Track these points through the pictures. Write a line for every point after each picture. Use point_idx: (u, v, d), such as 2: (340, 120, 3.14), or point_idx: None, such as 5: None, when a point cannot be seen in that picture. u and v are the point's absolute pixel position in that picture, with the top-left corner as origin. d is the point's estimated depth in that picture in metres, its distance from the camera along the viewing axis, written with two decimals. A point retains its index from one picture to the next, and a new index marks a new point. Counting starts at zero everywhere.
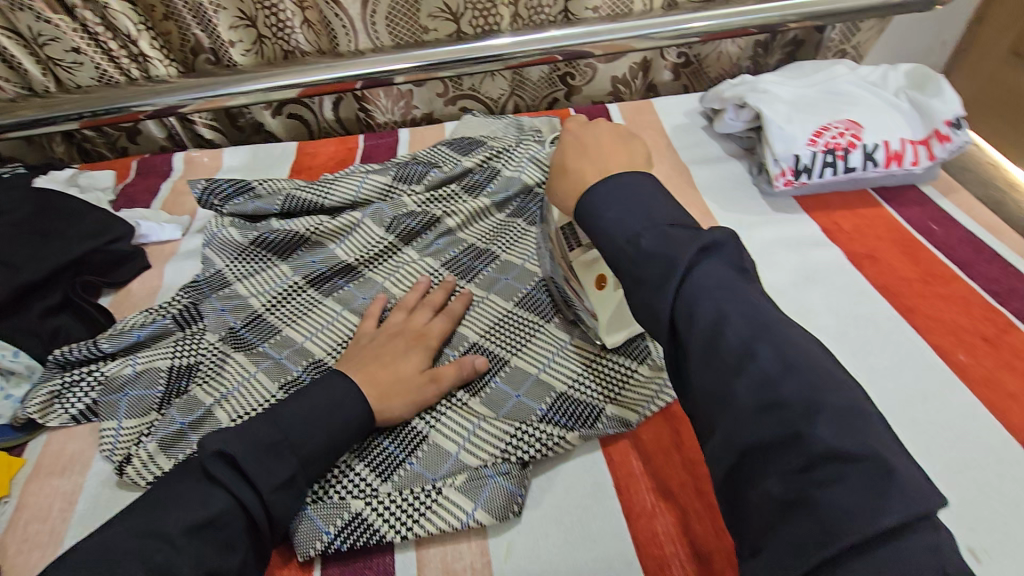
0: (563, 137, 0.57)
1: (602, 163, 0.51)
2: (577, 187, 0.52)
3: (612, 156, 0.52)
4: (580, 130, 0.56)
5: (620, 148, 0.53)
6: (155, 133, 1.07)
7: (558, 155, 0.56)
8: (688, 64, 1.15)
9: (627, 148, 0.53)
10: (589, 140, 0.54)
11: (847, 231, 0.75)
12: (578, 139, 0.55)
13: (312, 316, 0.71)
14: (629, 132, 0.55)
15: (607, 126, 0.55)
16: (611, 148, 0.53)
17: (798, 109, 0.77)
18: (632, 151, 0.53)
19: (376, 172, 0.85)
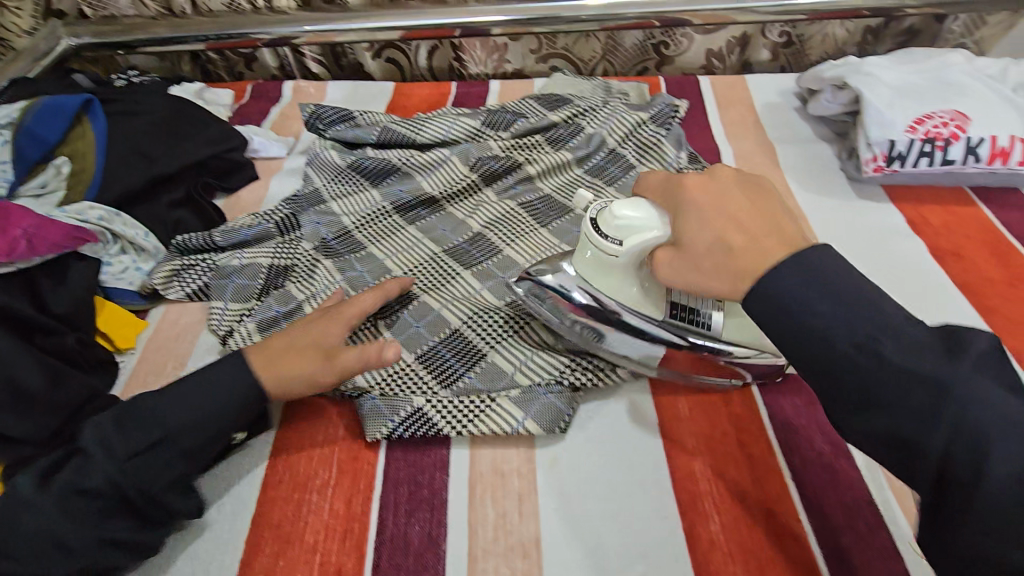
0: (694, 208, 0.48)
1: (769, 239, 0.43)
2: (744, 274, 0.42)
3: (758, 229, 0.44)
4: (700, 200, 0.48)
5: (778, 221, 0.45)
6: (269, 62, 1.16)
7: (692, 237, 0.47)
8: (789, 44, 1.11)
9: (773, 217, 0.45)
10: (734, 210, 0.46)
11: (933, 226, 0.73)
12: (716, 215, 0.47)
13: (396, 238, 0.77)
14: (753, 185, 0.49)
15: (731, 180, 0.49)
16: (755, 216, 0.45)
17: (903, 95, 0.75)
18: (787, 218, 0.46)
19: (467, 116, 0.90)
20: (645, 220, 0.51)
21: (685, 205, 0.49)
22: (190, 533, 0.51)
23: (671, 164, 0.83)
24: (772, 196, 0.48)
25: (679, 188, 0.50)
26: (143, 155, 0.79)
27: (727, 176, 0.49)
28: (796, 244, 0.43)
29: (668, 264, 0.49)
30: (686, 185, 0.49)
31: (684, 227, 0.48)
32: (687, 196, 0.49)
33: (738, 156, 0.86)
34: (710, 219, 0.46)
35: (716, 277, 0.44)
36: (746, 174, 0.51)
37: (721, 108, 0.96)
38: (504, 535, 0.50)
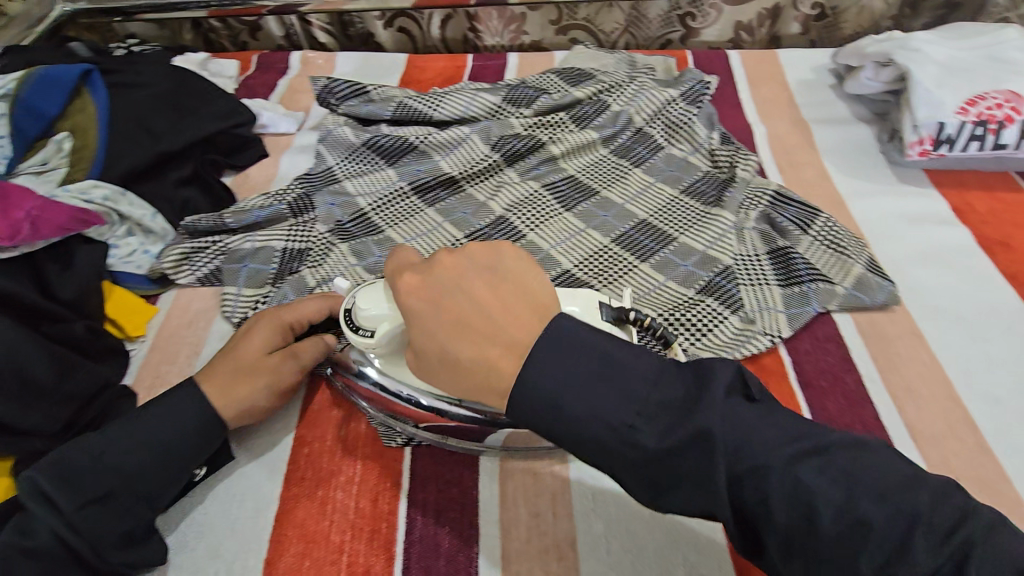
0: (412, 316, 0.39)
1: (494, 347, 0.36)
2: (470, 390, 0.37)
3: (491, 327, 0.37)
4: (423, 295, 0.39)
5: (510, 311, 0.37)
6: (274, 31, 1.10)
7: (423, 341, 0.38)
8: (822, 17, 1.06)
9: (514, 297, 0.38)
10: (462, 309, 0.37)
11: (980, 214, 0.69)
12: (443, 315, 0.38)
13: (414, 221, 0.74)
14: (497, 269, 0.40)
15: (459, 267, 0.40)
16: (490, 301, 0.38)
17: (953, 73, 0.71)
18: (526, 301, 0.38)
19: (486, 91, 0.85)
20: (376, 307, 0.47)
21: (408, 302, 0.39)
22: (208, 531, 0.49)
23: (702, 146, 0.79)
24: (517, 284, 0.39)
25: (399, 281, 0.40)
26: (147, 130, 0.75)
27: (456, 254, 0.40)
28: (520, 353, 0.36)
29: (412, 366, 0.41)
30: (401, 284, 0.40)
31: (414, 335, 0.39)
32: (405, 301, 0.39)
33: (771, 137, 0.82)
34: (437, 327, 0.37)
35: (457, 388, 0.38)
36: (479, 251, 0.41)
37: (752, 85, 0.91)
38: (540, 536, 0.48)
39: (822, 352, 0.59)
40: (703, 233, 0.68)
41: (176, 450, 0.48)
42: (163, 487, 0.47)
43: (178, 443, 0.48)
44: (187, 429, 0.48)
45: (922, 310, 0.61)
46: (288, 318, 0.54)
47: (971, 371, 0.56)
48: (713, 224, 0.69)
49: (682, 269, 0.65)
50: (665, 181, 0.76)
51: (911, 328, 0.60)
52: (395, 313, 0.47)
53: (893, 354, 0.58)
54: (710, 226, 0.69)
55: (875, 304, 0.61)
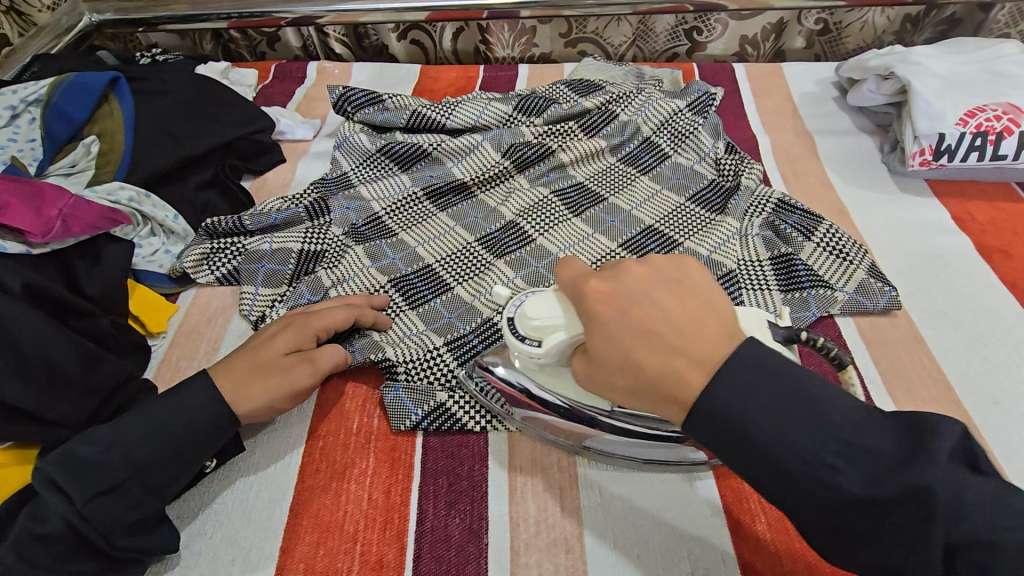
0: (598, 321, 0.41)
1: (681, 358, 0.38)
2: (655, 400, 0.39)
3: (680, 340, 0.38)
4: (617, 304, 0.40)
5: (703, 328, 0.38)
6: (292, 41, 1.14)
7: (609, 349, 0.40)
8: (825, 32, 1.08)
9: (706, 315, 0.39)
10: (652, 321, 0.39)
11: (981, 223, 0.71)
12: (634, 325, 0.39)
13: (427, 225, 0.76)
14: (683, 283, 0.41)
15: (648, 279, 0.41)
16: (689, 318, 0.39)
17: (953, 85, 0.73)
18: (716, 319, 0.39)
19: (498, 100, 0.87)
20: (552, 314, 0.46)
21: (600, 311, 0.40)
22: (225, 518, 0.51)
23: (708, 155, 0.81)
24: (706, 302, 0.40)
25: (584, 286, 0.42)
26: (171, 135, 0.78)
27: (642, 265, 0.42)
28: (709, 367, 0.37)
29: (583, 372, 0.43)
30: (589, 290, 0.41)
31: (594, 340, 0.41)
32: (590, 306, 0.41)
33: (774, 147, 0.84)
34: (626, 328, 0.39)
35: (637, 398, 0.40)
36: (663, 263, 0.42)
37: (757, 97, 0.93)
38: (547, 529, 0.49)
39: (824, 355, 0.60)
40: (708, 237, 0.70)
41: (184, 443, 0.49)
42: (169, 480, 0.48)
43: (186, 435, 0.49)
44: (199, 421, 0.50)
45: (922, 315, 0.62)
46: (313, 323, 0.57)
47: (969, 374, 0.57)
48: (718, 230, 0.71)
49: None
50: (671, 189, 0.78)
51: (912, 332, 0.61)
52: (570, 323, 0.45)
53: (893, 358, 0.59)
54: (715, 231, 0.71)
55: (877, 308, 0.62)
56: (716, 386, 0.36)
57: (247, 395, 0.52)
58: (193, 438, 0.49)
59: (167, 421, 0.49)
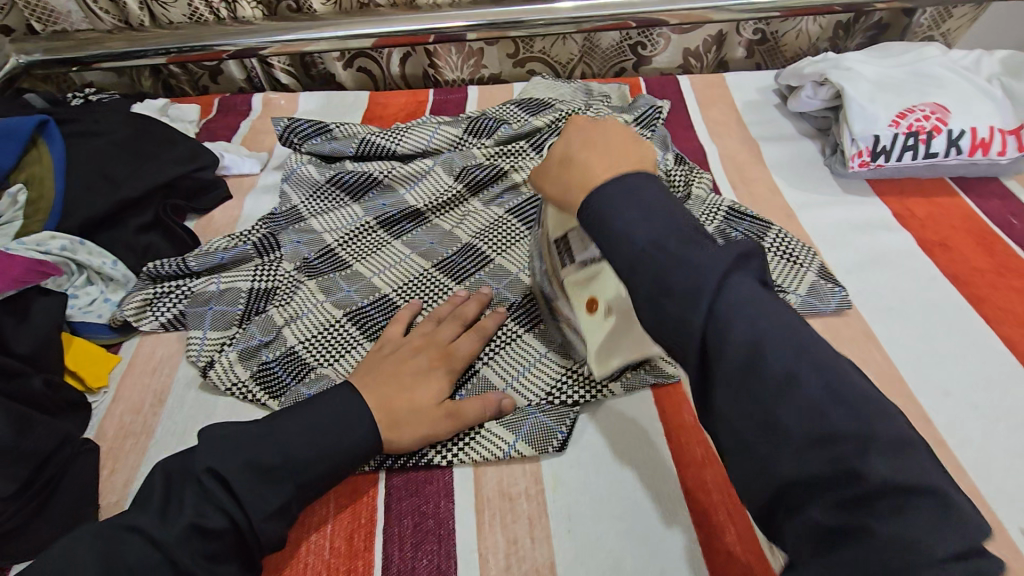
0: (564, 136, 0.52)
1: (603, 162, 0.47)
2: (568, 185, 0.48)
3: (609, 154, 0.47)
4: (583, 128, 0.52)
5: (626, 150, 0.48)
6: (235, 74, 1.12)
7: (560, 150, 0.51)
8: (764, 41, 1.12)
9: (634, 153, 0.48)
10: (597, 139, 0.49)
11: (919, 219, 0.74)
12: (584, 137, 0.50)
13: (382, 254, 0.74)
14: (639, 139, 0.50)
15: (619, 129, 0.51)
16: (620, 143, 0.49)
17: (884, 89, 0.76)
18: (642, 157, 0.48)
19: (447, 124, 0.87)
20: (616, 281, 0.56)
21: (565, 132, 0.53)
22: None
23: (659, 168, 0.82)
24: (642, 150, 0.49)
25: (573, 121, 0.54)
26: (106, 178, 0.74)
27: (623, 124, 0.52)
28: (618, 168, 0.46)
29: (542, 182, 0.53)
30: (574, 121, 0.54)
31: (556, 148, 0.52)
32: (569, 127, 0.53)
33: (722, 155, 0.86)
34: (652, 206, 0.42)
35: (555, 188, 0.50)
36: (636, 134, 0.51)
37: (703, 107, 0.95)
38: (518, 561, 0.48)
39: None
40: None
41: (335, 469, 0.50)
42: None
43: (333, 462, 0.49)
44: (205, 472, 0.46)
45: (872, 313, 0.64)
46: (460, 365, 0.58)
47: (921, 367, 0.59)
48: None
49: None
50: None
51: (865, 330, 0.62)
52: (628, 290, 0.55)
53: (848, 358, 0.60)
54: None
55: (829, 309, 0.63)
56: (610, 182, 0.44)
57: (399, 436, 0.52)
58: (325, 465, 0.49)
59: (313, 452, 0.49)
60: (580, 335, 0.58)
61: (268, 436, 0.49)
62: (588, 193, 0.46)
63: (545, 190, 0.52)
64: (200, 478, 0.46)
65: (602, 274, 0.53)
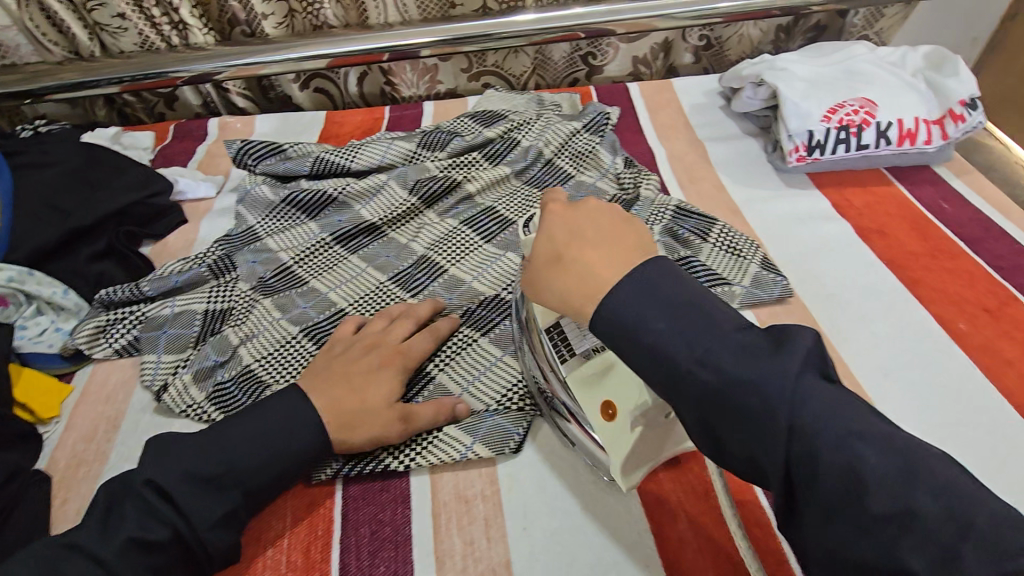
0: (549, 229, 0.47)
1: (602, 261, 0.42)
2: (570, 296, 0.43)
3: (606, 251, 0.43)
4: (563, 213, 0.47)
5: (622, 240, 0.44)
6: (191, 100, 1.12)
7: (547, 244, 0.46)
8: (709, 47, 1.16)
9: (627, 237, 0.45)
10: (587, 231, 0.45)
11: (857, 208, 0.77)
12: (570, 229, 0.46)
13: (338, 270, 0.75)
14: (623, 215, 0.47)
15: (601, 209, 0.47)
16: (612, 231, 0.45)
17: (816, 86, 0.79)
18: (637, 243, 0.44)
19: (401, 139, 0.88)
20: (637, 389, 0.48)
21: (547, 218, 0.47)
22: None
23: (608, 171, 0.84)
24: (631, 232, 0.45)
25: (551, 204, 0.49)
26: (55, 208, 0.74)
27: (601, 199, 0.49)
28: (624, 265, 0.42)
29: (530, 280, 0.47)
30: (551, 205, 0.49)
31: (542, 242, 0.47)
32: (547, 214, 0.48)
33: (670, 157, 0.89)
34: (667, 294, 0.40)
35: (550, 291, 0.45)
36: (620, 209, 0.48)
37: (652, 112, 0.98)
38: (474, 563, 0.49)
39: None
40: None
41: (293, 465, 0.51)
42: None
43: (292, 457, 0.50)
44: (153, 494, 0.46)
45: (814, 299, 0.66)
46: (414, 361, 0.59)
47: (860, 349, 0.61)
48: None
49: None
50: None
51: (806, 316, 0.65)
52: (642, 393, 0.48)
53: None
54: None
55: (772, 297, 0.66)
56: (615, 298, 0.40)
57: (351, 434, 0.53)
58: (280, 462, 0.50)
59: (272, 446, 0.50)
60: (600, 443, 0.51)
61: (220, 444, 0.49)
62: (596, 309, 0.41)
63: (540, 296, 0.46)
64: (148, 501, 0.46)
65: (613, 366, 0.50)
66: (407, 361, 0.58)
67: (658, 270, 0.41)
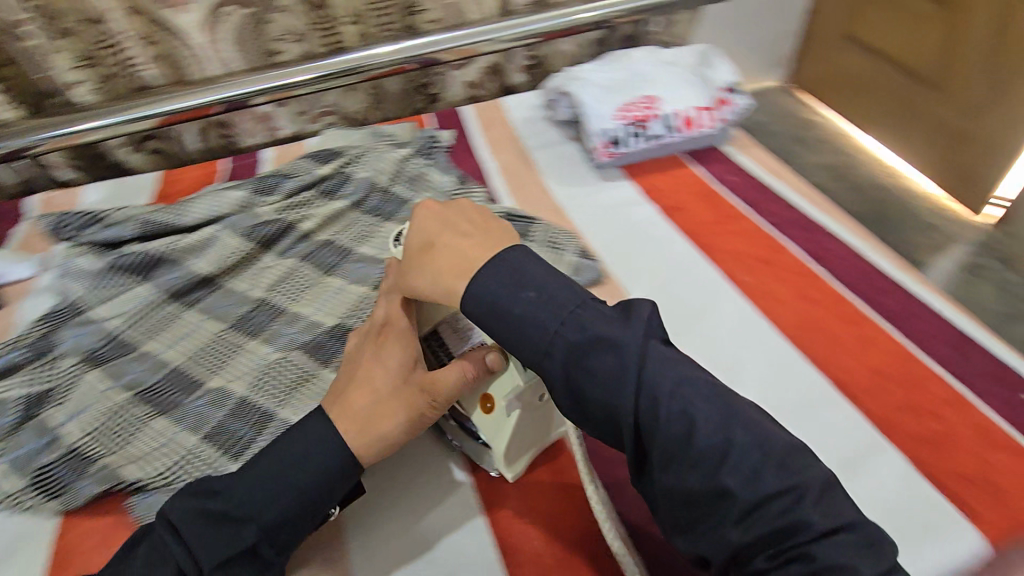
0: (423, 225, 0.52)
1: (471, 251, 0.48)
2: (441, 282, 0.49)
3: (475, 241, 0.49)
4: (438, 212, 0.53)
5: (490, 234, 0.50)
6: (6, 179, 1.05)
7: (420, 237, 0.52)
8: (536, 65, 1.26)
9: (491, 232, 0.51)
10: (464, 226, 0.51)
11: (661, 190, 0.86)
12: (442, 227, 0.51)
13: (174, 328, 0.73)
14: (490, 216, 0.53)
15: (483, 209, 0.53)
16: (481, 228, 0.51)
17: (610, 90, 0.89)
18: (503, 235, 0.50)
19: (233, 188, 0.87)
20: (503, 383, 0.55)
21: (419, 218, 0.53)
22: None
23: (441, 190, 0.89)
24: (500, 227, 0.51)
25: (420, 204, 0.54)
26: None
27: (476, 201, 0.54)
28: (489, 253, 0.48)
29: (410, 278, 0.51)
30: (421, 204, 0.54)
31: (418, 236, 0.52)
32: (420, 210, 0.53)
33: (501, 170, 0.95)
34: (538, 275, 0.46)
35: (422, 284, 0.50)
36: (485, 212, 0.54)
37: (483, 130, 1.05)
38: None
39: None
40: None
41: (313, 493, 0.49)
42: None
43: (270, 512, 0.48)
44: None
45: (627, 276, 0.74)
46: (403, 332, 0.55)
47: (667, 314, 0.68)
48: None
49: None
50: None
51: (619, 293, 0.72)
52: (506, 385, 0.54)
53: None
54: None
55: (587, 281, 0.72)
56: (478, 282, 0.46)
57: (378, 431, 0.51)
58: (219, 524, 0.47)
59: (289, 476, 0.49)
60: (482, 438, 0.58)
61: None
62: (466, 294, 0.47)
63: (410, 285, 0.51)
64: None
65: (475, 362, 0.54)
66: (394, 335, 0.55)
67: (521, 259, 0.47)
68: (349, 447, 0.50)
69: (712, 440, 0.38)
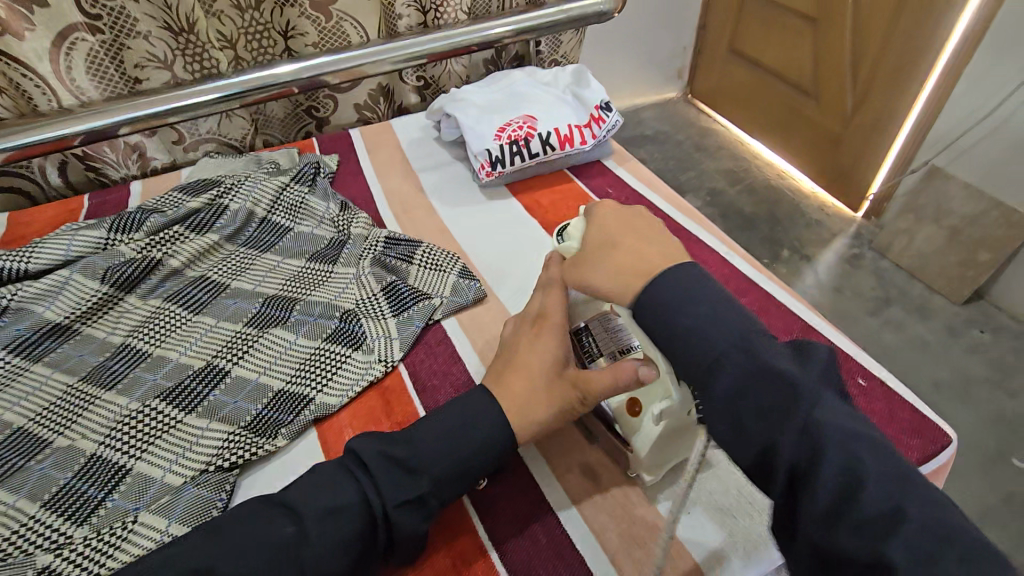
0: (604, 223, 0.59)
1: (643, 252, 0.52)
2: (623, 278, 0.51)
3: (636, 244, 0.53)
4: (611, 211, 0.60)
5: (650, 236, 0.55)
6: None
7: (597, 234, 0.58)
8: (428, 86, 1.26)
9: (655, 234, 0.55)
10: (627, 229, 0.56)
11: (544, 205, 0.89)
12: (614, 231, 0.56)
13: (16, 385, 0.66)
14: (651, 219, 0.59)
15: (626, 216, 0.59)
16: (642, 233, 0.55)
17: (487, 112, 0.91)
18: (663, 237, 0.55)
19: (89, 227, 0.81)
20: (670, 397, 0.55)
21: (601, 217, 0.60)
22: None
23: (323, 218, 0.87)
24: (647, 233, 0.56)
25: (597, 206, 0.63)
26: None
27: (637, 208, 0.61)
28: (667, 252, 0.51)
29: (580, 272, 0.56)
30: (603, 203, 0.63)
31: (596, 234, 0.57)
32: (600, 209, 0.62)
33: (386, 193, 0.94)
34: (711, 294, 0.46)
35: (597, 277, 0.54)
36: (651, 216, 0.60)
37: (371, 152, 1.04)
38: None
39: (432, 355, 0.69)
40: (333, 287, 0.76)
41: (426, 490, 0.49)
42: None
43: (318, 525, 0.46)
44: None
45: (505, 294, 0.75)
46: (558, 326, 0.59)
47: None
48: (340, 280, 0.77)
49: (311, 324, 0.71)
50: (292, 257, 0.81)
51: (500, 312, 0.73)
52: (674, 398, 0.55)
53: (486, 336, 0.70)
54: (328, 285, 0.76)
55: (469, 301, 0.74)
56: (658, 279, 0.48)
57: (533, 413, 0.54)
58: (214, 532, 0.45)
59: (453, 441, 0.51)
60: (626, 441, 0.58)
61: None
62: (637, 289, 0.49)
63: (587, 281, 0.55)
64: None
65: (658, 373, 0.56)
66: (553, 325, 0.59)
67: (693, 262, 0.49)
68: (508, 424, 0.53)
69: (846, 494, 0.34)
